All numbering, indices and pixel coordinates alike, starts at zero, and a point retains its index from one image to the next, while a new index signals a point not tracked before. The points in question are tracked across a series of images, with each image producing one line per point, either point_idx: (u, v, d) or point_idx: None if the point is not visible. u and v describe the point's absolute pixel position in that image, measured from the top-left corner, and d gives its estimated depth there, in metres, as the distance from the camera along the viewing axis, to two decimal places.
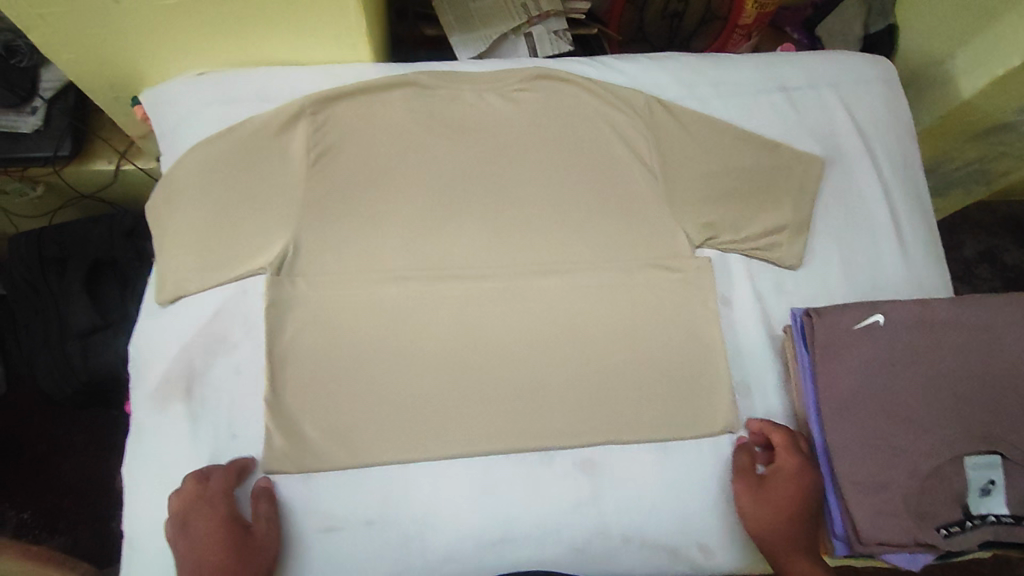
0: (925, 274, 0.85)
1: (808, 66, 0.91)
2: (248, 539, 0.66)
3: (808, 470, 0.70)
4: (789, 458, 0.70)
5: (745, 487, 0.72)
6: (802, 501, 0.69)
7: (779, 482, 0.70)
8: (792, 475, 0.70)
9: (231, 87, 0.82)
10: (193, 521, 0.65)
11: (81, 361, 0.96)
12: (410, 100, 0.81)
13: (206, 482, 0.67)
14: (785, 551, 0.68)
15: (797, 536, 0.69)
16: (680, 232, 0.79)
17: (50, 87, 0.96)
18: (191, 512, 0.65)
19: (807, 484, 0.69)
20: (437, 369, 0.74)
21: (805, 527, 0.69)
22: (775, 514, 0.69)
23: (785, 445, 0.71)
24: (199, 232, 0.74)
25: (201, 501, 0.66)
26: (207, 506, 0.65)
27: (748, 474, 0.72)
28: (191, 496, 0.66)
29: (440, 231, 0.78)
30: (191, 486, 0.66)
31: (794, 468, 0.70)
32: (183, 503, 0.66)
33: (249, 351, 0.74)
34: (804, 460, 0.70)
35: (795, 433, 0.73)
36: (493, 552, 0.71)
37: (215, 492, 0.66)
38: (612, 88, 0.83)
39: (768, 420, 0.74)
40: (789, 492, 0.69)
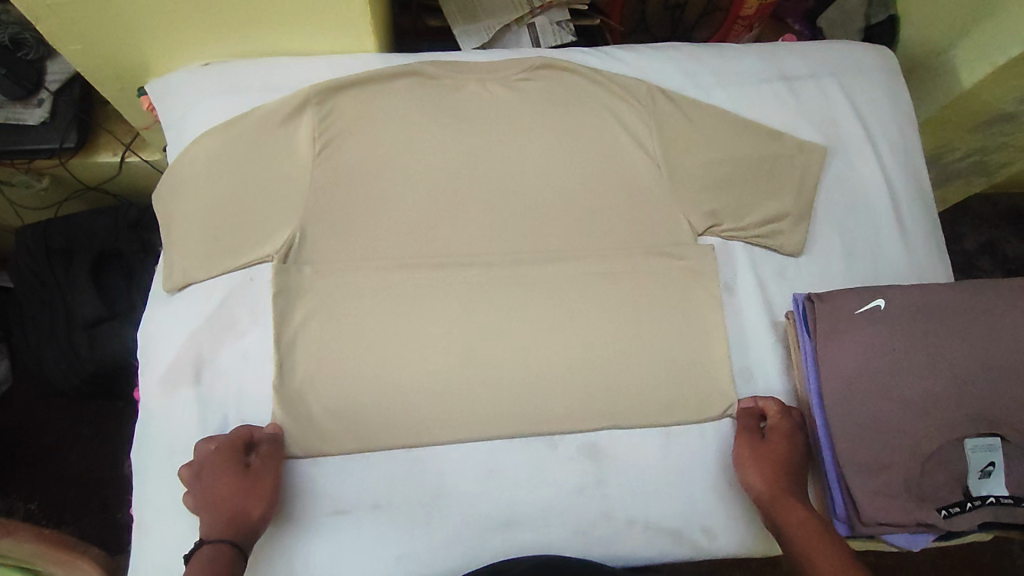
0: (926, 261, 0.86)
1: (809, 55, 0.92)
2: (260, 485, 0.67)
3: (799, 431, 0.73)
4: (783, 419, 0.73)
5: (746, 442, 0.72)
6: (796, 459, 0.72)
7: (777, 439, 0.72)
8: (787, 434, 0.72)
9: (237, 78, 0.83)
10: (205, 474, 0.67)
11: (87, 350, 0.97)
12: (414, 89, 0.81)
13: (216, 441, 0.69)
14: (781, 501, 0.68)
15: (791, 492, 0.69)
16: (682, 220, 0.80)
17: (56, 79, 0.97)
18: (204, 466, 0.67)
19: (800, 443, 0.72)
20: (442, 355, 0.75)
21: (797, 483, 0.71)
22: (775, 468, 0.70)
23: (780, 408, 0.74)
24: (206, 220, 0.75)
25: (212, 455, 0.67)
26: (215, 458, 0.67)
27: (750, 432, 0.73)
28: (203, 454, 0.68)
29: (445, 219, 0.78)
30: (203, 446, 0.68)
31: (789, 428, 0.73)
32: (198, 460, 0.68)
33: (256, 337, 0.74)
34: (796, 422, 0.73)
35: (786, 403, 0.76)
36: (498, 535, 0.72)
37: (224, 446, 0.67)
38: (614, 77, 0.84)
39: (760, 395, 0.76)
40: (785, 450, 0.71)
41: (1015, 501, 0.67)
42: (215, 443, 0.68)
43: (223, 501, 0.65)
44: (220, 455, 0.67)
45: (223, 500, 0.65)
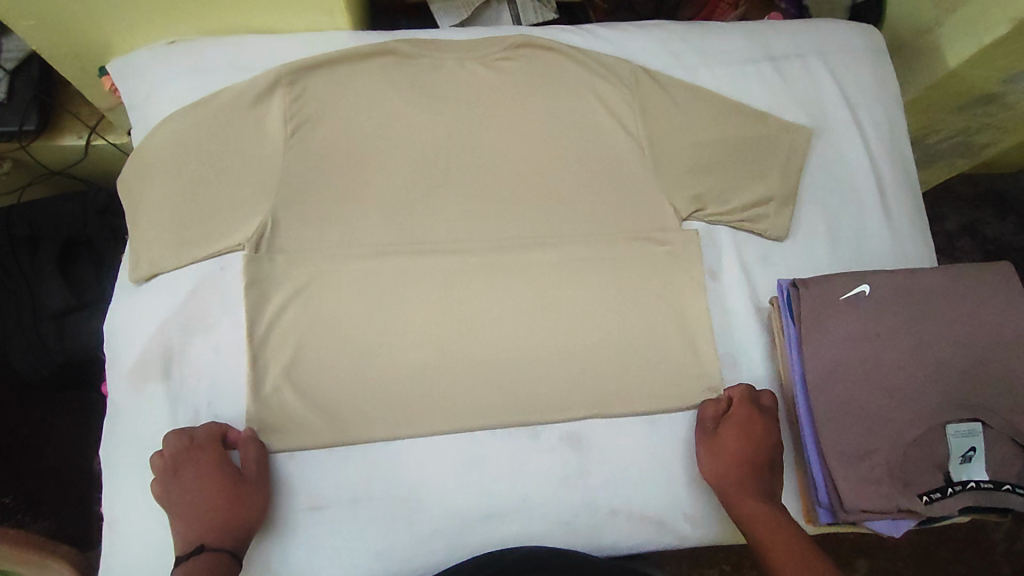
0: (910, 243, 0.85)
1: (795, 33, 0.90)
2: (250, 491, 0.66)
3: (756, 418, 0.72)
4: (740, 407, 0.73)
5: (701, 436, 0.73)
6: (751, 448, 0.72)
7: (730, 432, 0.72)
8: (740, 424, 0.72)
9: (204, 57, 0.79)
10: (183, 473, 0.66)
11: (56, 341, 0.94)
12: (388, 69, 0.78)
13: (191, 436, 0.67)
14: (738, 494, 0.70)
15: (747, 487, 0.70)
16: (666, 204, 0.78)
17: (12, 57, 0.91)
18: (179, 463, 0.66)
19: (754, 430, 0.72)
20: (419, 346, 0.73)
21: (754, 470, 0.71)
22: (728, 462, 0.71)
23: (744, 394, 0.73)
24: (174, 209, 0.72)
25: (187, 452, 0.66)
26: (197, 458, 0.66)
27: (706, 424, 0.73)
28: (178, 452, 0.66)
29: (423, 205, 0.76)
30: (174, 440, 0.67)
31: (743, 417, 0.72)
32: (171, 455, 0.66)
33: (228, 329, 0.72)
34: (754, 410, 0.73)
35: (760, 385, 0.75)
36: (479, 527, 0.71)
37: (201, 444, 0.67)
38: (597, 56, 0.81)
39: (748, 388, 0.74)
40: (739, 441, 0.71)
41: (995, 486, 0.67)
42: (191, 439, 0.67)
43: (204, 505, 0.65)
44: (209, 457, 0.67)
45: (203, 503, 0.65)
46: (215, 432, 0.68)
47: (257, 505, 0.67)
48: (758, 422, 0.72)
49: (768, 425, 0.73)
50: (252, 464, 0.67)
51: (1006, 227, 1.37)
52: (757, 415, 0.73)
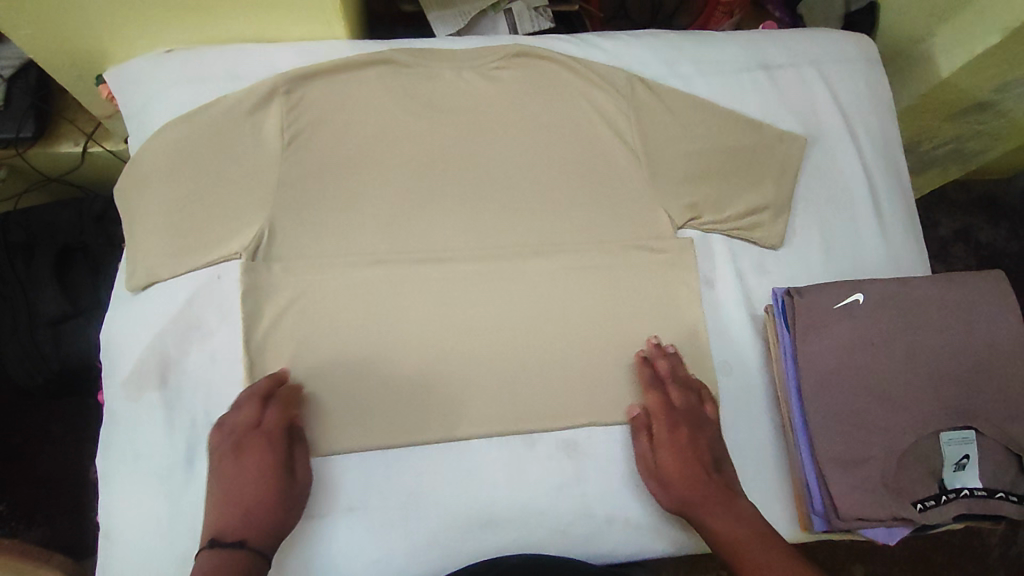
0: (904, 251, 0.86)
1: (789, 43, 0.91)
2: (292, 491, 0.67)
3: (681, 429, 0.71)
4: (660, 426, 0.72)
5: (648, 468, 0.71)
6: (694, 463, 0.70)
7: (664, 455, 0.70)
8: (669, 445, 0.71)
9: (202, 66, 0.80)
10: (246, 454, 0.66)
11: (53, 348, 0.94)
12: (386, 77, 0.79)
13: (263, 419, 0.67)
14: (700, 513, 0.69)
15: (705, 501, 0.69)
16: (662, 213, 0.79)
17: (9, 66, 0.92)
18: (244, 440, 0.67)
19: (683, 445, 0.70)
20: (417, 354, 0.73)
21: (707, 483, 0.69)
22: (679, 485, 0.69)
23: (655, 410, 0.72)
24: (171, 217, 0.72)
25: (255, 435, 0.67)
26: (265, 444, 0.66)
27: (646, 452, 0.72)
28: (248, 432, 0.67)
29: (420, 212, 0.76)
30: (249, 418, 0.67)
31: (667, 437, 0.71)
32: (241, 432, 0.67)
33: (225, 337, 0.72)
34: (674, 424, 0.71)
35: (659, 382, 0.74)
36: (477, 536, 0.71)
37: (270, 432, 0.67)
38: (593, 66, 0.82)
39: (645, 358, 0.75)
40: (676, 463, 0.70)
41: (989, 494, 0.68)
42: (264, 423, 0.67)
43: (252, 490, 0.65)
44: (274, 447, 0.67)
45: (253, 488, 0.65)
46: (286, 412, 0.68)
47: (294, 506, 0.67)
48: (680, 432, 0.71)
49: (692, 427, 0.71)
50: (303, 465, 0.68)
51: (999, 233, 1.38)
52: (678, 425, 0.71)
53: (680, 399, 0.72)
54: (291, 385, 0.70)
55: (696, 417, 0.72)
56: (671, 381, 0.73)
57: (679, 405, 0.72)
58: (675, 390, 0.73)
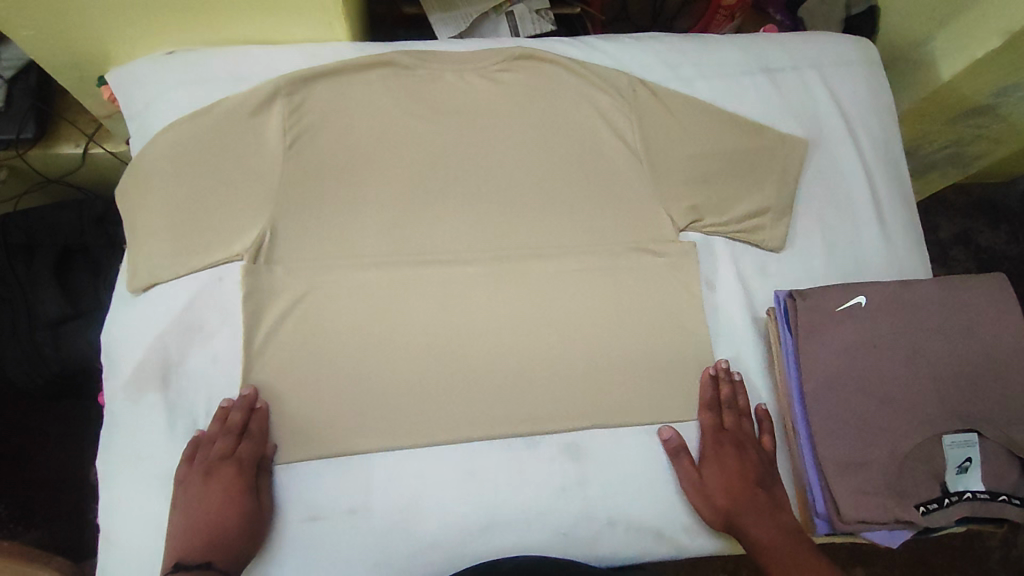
0: (905, 254, 0.86)
1: (791, 46, 0.91)
2: (258, 520, 0.67)
3: (728, 449, 0.72)
4: (710, 443, 0.73)
5: (692, 484, 0.72)
6: (741, 480, 0.71)
7: (711, 471, 0.72)
8: (717, 463, 0.72)
9: (204, 68, 0.80)
10: (216, 480, 0.66)
11: (52, 350, 0.93)
12: (387, 79, 0.79)
13: (237, 447, 0.67)
14: (742, 525, 0.69)
15: (748, 514, 0.69)
16: (664, 215, 0.79)
17: (10, 66, 0.92)
18: (215, 464, 0.66)
19: (731, 463, 0.72)
20: (418, 356, 0.73)
21: (752, 499, 0.70)
22: (722, 499, 0.70)
23: (706, 429, 0.73)
24: (173, 219, 0.72)
25: (229, 462, 0.66)
26: (237, 471, 0.66)
27: (692, 467, 0.72)
28: (221, 458, 0.67)
29: (421, 214, 0.76)
30: (226, 443, 0.67)
31: (715, 455, 0.72)
32: (213, 458, 0.67)
33: (226, 339, 0.72)
34: (723, 442, 0.73)
35: (716, 402, 0.75)
36: (478, 539, 0.70)
37: (243, 461, 0.67)
38: (595, 69, 0.82)
39: (711, 376, 0.75)
40: (722, 480, 0.71)
41: (991, 496, 0.67)
42: (237, 451, 0.67)
43: (219, 515, 0.65)
44: (245, 475, 0.67)
45: (220, 513, 0.65)
46: (258, 439, 0.68)
47: (257, 534, 0.67)
48: (727, 452, 0.72)
49: (739, 448, 0.73)
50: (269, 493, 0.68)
51: (999, 236, 1.38)
52: (725, 446, 0.73)
53: (731, 422, 0.74)
54: (261, 410, 0.69)
55: (744, 439, 0.74)
56: (726, 403, 0.75)
57: (730, 427, 0.74)
58: (728, 412, 0.74)
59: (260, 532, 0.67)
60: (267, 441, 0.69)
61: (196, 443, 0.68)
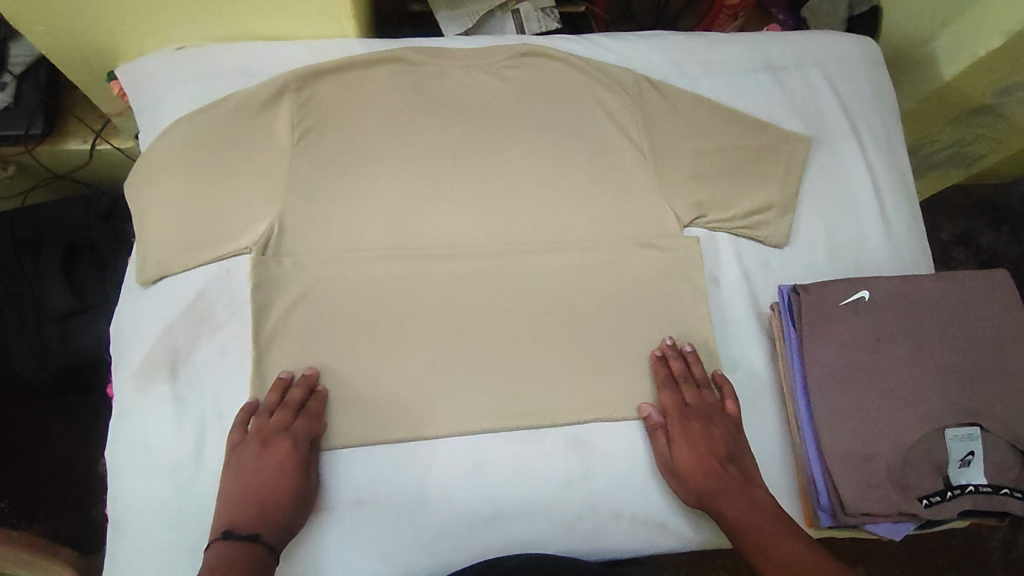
0: (907, 251, 0.86)
1: (794, 44, 0.92)
2: (306, 496, 0.67)
3: (694, 424, 0.71)
4: (675, 422, 0.72)
5: (668, 465, 0.72)
6: (711, 455, 0.70)
7: (680, 450, 0.71)
8: (684, 441, 0.71)
9: (213, 63, 0.80)
10: (271, 451, 0.66)
11: (59, 345, 0.94)
12: (395, 75, 0.79)
13: (292, 422, 0.68)
14: (717, 503, 0.68)
15: (720, 490, 0.68)
16: (669, 211, 0.80)
17: (19, 62, 0.93)
18: (270, 437, 0.67)
19: (698, 439, 0.71)
20: (425, 349, 0.73)
21: (723, 474, 0.69)
22: (695, 479, 0.69)
23: (671, 408, 0.73)
24: (182, 212, 0.73)
25: (284, 436, 0.67)
26: (291, 446, 0.67)
27: (663, 450, 0.72)
28: (276, 430, 0.67)
29: (428, 209, 0.77)
30: (282, 417, 0.67)
31: (681, 433, 0.71)
32: (268, 429, 0.67)
33: (235, 331, 0.73)
34: (687, 419, 0.72)
35: (678, 378, 0.74)
36: (484, 530, 0.71)
37: (297, 436, 0.67)
38: (600, 66, 0.83)
39: (665, 352, 0.75)
40: (690, 457, 0.70)
41: (994, 490, 0.68)
42: (292, 426, 0.68)
43: (272, 488, 0.65)
44: (299, 451, 0.67)
45: (272, 486, 0.65)
46: (314, 416, 0.69)
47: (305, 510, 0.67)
48: (692, 426, 0.71)
49: (704, 422, 0.72)
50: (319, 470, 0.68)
51: (1000, 237, 1.39)
52: (691, 421, 0.72)
53: (692, 396, 0.73)
54: (319, 392, 0.70)
55: (709, 411, 0.72)
56: (681, 377, 0.74)
57: (694, 402, 0.73)
58: (686, 386, 0.73)
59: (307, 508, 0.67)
60: (322, 420, 0.70)
61: (250, 408, 0.69)
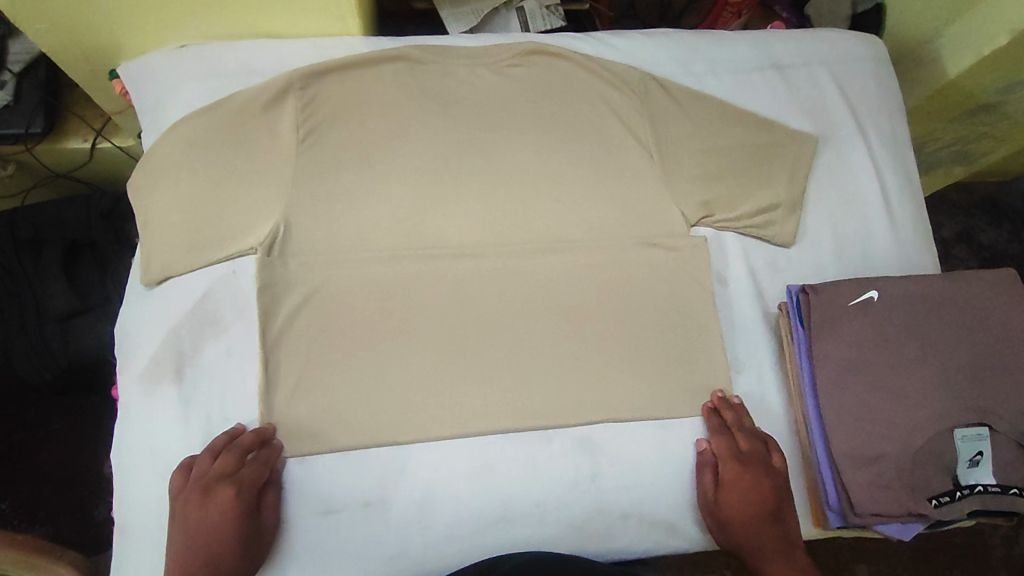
0: (914, 250, 0.86)
1: (800, 42, 0.91)
2: (256, 539, 0.65)
3: (748, 475, 0.71)
4: (727, 468, 0.71)
5: (709, 504, 0.72)
6: (757, 506, 0.71)
7: (728, 497, 0.71)
8: (736, 488, 0.71)
9: (216, 62, 0.79)
10: (213, 501, 0.64)
11: (61, 345, 0.93)
12: (400, 74, 0.79)
13: (236, 468, 0.65)
14: (753, 549, 0.71)
15: (762, 540, 0.71)
16: (675, 210, 0.79)
17: (19, 60, 0.91)
18: (212, 485, 0.64)
19: (748, 490, 0.71)
20: (431, 350, 0.73)
21: (766, 526, 0.71)
22: (738, 526, 0.71)
23: (724, 453, 0.72)
24: (186, 214, 0.72)
25: (228, 483, 0.64)
26: (235, 492, 0.64)
27: (706, 490, 0.72)
28: (219, 477, 0.65)
29: (433, 209, 0.77)
30: (226, 464, 0.65)
31: (731, 479, 0.71)
32: (211, 477, 0.65)
33: (240, 333, 0.72)
34: (743, 468, 0.71)
35: (733, 427, 0.73)
36: (492, 532, 0.71)
37: (243, 483, 0.65)
38: (607, 64, 0.82)
39: (722, 401, 0.75)
40: (738, 505, 0.71)
41: (1002, 489, 0.68)
42: (237, 472, 0.65)
43: (215, 538, 0.63)
44: (245, 498, 0.65)
45: (215, 537, 0.63)
46: (265, 463, 0.67)
47: (259, 550, 0.66)
48: (747, 476, 0.71)
49: (759, 474, 0.71)
50: (270, 508, 0.67)
51: (1000, 235, 1.39)
52: (745, 470, 0.71)
53: (748, 445, 0.72)
54: (269, 436, 0.68)
55: (763, 461, 0.72)
56: (737, 427, 0.73)
57: (751, 451, 0.72)
58: (741, 435, 0.73)
59: (261, 547, 0.66)
60: (270, 465, 0.67)
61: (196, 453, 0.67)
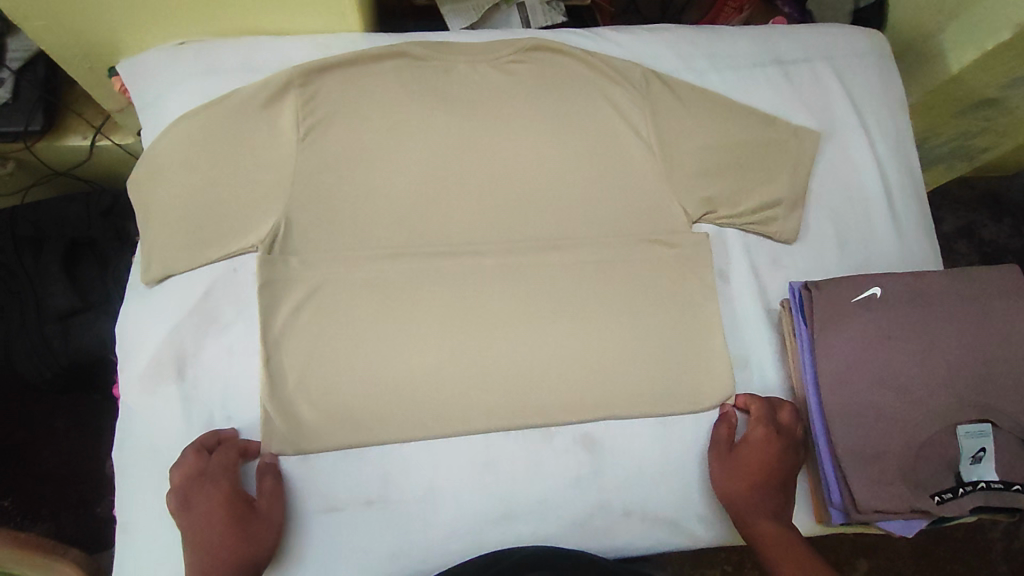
0: (916, 246, 0.86)
1: (803, 38, 0.91)
2: (261, 525, 0.66)
3: (774, 440, 0.72)
4: (757, 426, 0.73)
5: (717, 457, 0.73)
6: (767, 471, 0.72)
7: (746, 453, 0.72)
8: (757, 445, 0.72)
9: (216, 59, 0.79)
10: (195, 502, 0.65)
11: (62, 344, 0.93)
12: (400, 71, 0.78)
13: (204, 465, 0.66)
14: (746, 513, 0.71)
15: (760, 506, 0.71)
16: (678, 207, 0.79)
17: (18, 57, 0.90)
18: (186, 490, 0.65)
19: (771, 453, 0.72)
20: (432, 348, 0.73)
21: (770, 493, 0.72)
22: (741, 482, 0.71)
23: (759, 413, 0.73)
24: (187, 211, 0.72)
25: (200, 480, 0.65)
26: (209, 484, 0.65)
27: (721, 443, 0.74)
28: (190, 479, 0.65)
29: (434, 206, 0.76)
30: (191, 464, 0.65)
31: (760, 438, 0.72)
32: (183, 482, 0.65)
33: (241, 331, 0.72)
34: (774, 433, 0.72)
35: (777, 403, 0.75)
36: (494, 529, 0.71)
37: (215, 474, 0.65)
38: (609, 60, 0.81)
39: (751, 395, 0.75)
40: (752, 463, 0.72)
41: (1004, 486, 0.68)
42: (205, 466, 0.66)
43: (214, 535, 0.64)
44: (222, 488, 0.65)
45: (213, 532, 0.64)
46: (229, 452, 0.67)
47: (271, 536, 0.66)
48: (775, 441, 0.72)
49: (787, 446, 0.72)
50: (265, 494, 0.67)
51: (1002, 230, 1.39)
52: (778, 436, 0.72)
53: (788, 418, 0.74)
54: (226, 435, 0.69)
55: (794, 438, 0.73)
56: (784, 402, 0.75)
57: (786, 423, 0.73)
58: (785, 408, 0.74)
59: (273, 533, 0.66)
60: (236, 451, 0.68)
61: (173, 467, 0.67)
